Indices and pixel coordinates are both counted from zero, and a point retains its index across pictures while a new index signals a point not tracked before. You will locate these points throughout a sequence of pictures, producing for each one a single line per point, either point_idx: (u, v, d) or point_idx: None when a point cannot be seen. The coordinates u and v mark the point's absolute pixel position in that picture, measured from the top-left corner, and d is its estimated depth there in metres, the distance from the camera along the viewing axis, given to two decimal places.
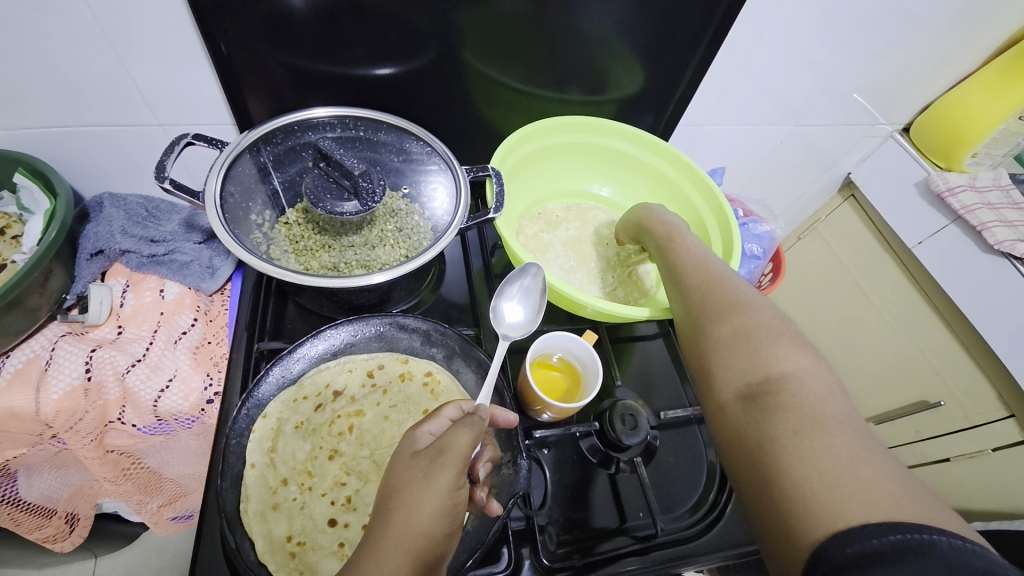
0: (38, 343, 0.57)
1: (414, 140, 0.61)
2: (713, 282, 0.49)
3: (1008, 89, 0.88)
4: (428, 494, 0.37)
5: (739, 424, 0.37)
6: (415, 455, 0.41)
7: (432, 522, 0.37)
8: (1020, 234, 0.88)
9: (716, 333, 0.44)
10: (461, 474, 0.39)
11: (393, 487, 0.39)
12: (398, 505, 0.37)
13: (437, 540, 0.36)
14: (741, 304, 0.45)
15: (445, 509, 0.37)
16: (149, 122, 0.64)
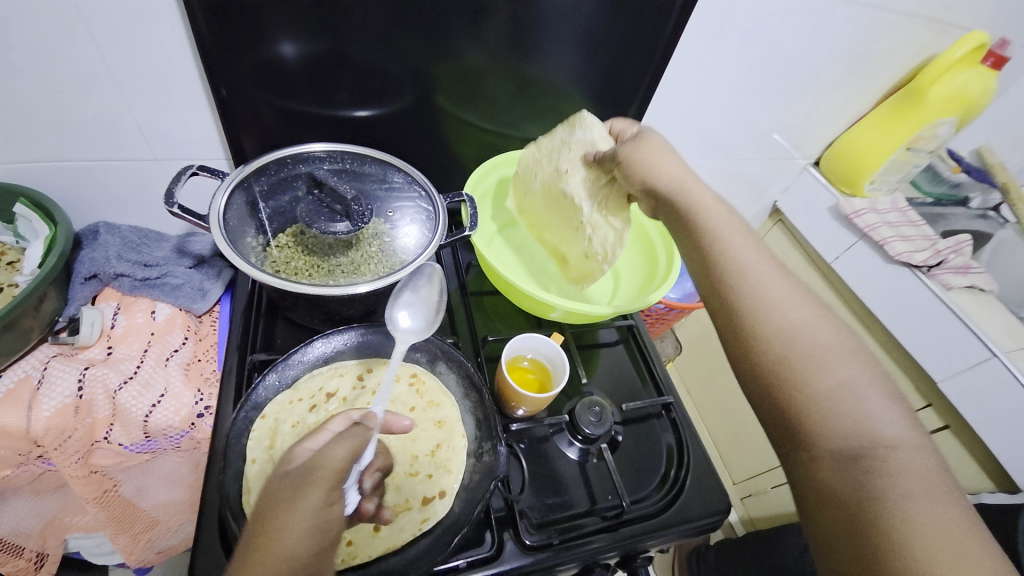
0: (29, 363, 0.59)
1: (397, 172, 0.69)
2: (748, 253, 0.48)
3: (895, 126, 1.06)
4: (298, 515, 0.37)
5: (838, 482, 0.35)
6: (297, 473, 0.40)
7: (302, 545, 0.36)
8: (915, 246, 1.04)
9: (747, 301, 0.45)
10: (334, 492, 0.40)
11: (265, 508, 0.38)
12: (267, 529, 0.37)
13: (308, 562, 0.36)
14: (779, 280, 0.46)
15: (319, 526, 0.38)
16: (145, 157, 0.69)
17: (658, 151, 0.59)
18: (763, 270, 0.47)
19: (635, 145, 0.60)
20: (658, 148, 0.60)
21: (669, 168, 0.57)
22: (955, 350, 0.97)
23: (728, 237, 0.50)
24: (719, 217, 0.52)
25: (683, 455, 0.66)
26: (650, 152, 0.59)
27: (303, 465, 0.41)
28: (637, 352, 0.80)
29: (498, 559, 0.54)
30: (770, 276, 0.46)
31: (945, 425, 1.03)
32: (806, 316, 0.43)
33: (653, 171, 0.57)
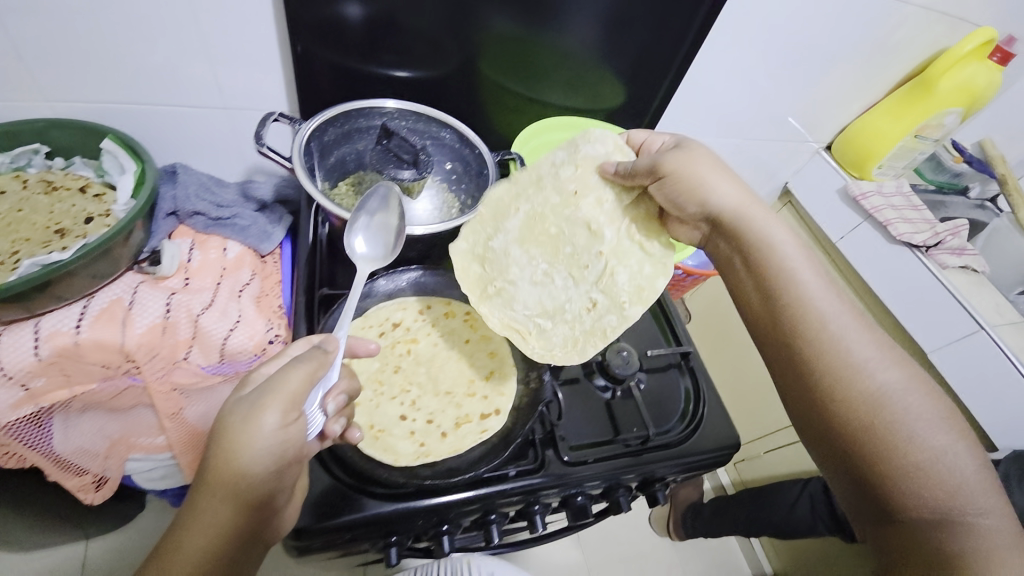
0: (119, 286, 0.65)
1: (449, 130, 0.74)
2: (832, 303, 0.52)
3: (905, 114, 1.12)
4: (261, 433, 0.43)
5: (913, 540, 0.43)
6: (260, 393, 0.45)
7: (264, 457, 0.43)
8: (915, 228, 1.12)
9: (833, 352, 0.49)
10: (289, 412, 0.45)
11: (228, 423, 0.44)
12: (225, 442, 0.43)
13: (267, 471, 0.44)
14: (859, 326, 0.51)
15: (281, 444, 0.44)
16: (216, 105, 0.74)
17: (712, 171, 0.58)
18: (841, 318, 0.51)
19: (689, 160, 0.58)
20: (716, 170, 0.58)
21: (732, 200, 0.58)
22: (944, 323, 1.05)
23: (815, 286, 0.53)
24: (807, 271, 0.54)
25: (700, 394, 0.75)
26: (708, 175, 0.58)
27: (263, 384, 0.46)
28: (660, 310, 0.87)
29: (541, 470, 0.62)
30: (850, 329, 0.50)
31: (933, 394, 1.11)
32: (879, 362, 0.48)
33: (706, 204, 0.57)
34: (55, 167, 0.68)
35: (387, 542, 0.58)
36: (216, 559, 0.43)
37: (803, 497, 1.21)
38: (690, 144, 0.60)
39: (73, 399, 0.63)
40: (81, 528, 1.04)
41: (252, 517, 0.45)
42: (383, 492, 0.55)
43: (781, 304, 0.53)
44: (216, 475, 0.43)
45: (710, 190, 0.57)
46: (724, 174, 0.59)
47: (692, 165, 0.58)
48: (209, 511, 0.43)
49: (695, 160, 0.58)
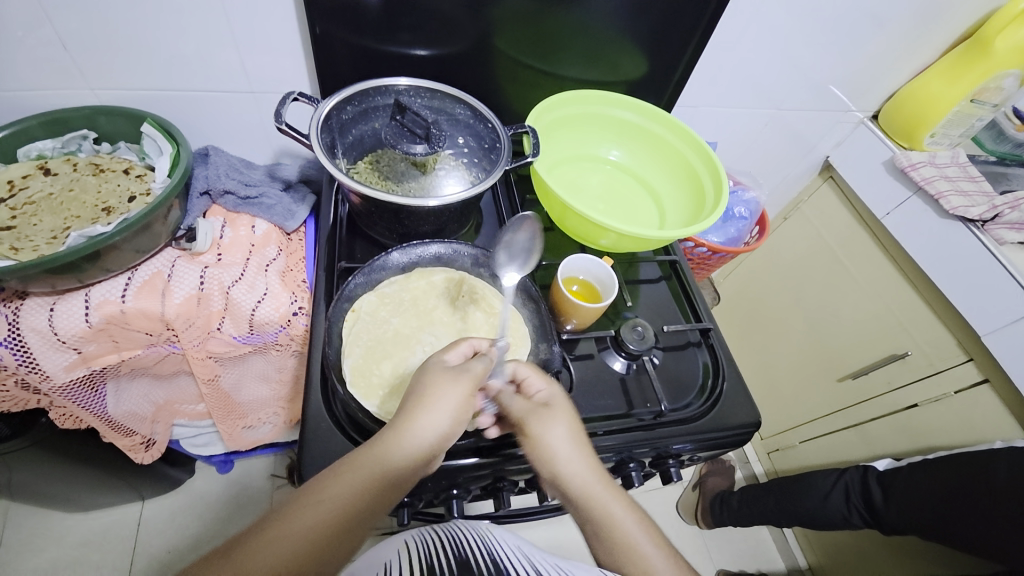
0: (160, 260, 0.70)
1: (463, 107, 0.75)
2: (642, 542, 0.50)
3: (960, 77, 1.03)
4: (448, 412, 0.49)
5: None
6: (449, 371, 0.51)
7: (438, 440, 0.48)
8: (972, 201, 1.03)
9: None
10: (468, 399, 0.50)
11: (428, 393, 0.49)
12: (410, 416, 0.47)
13: (422, 453, 0.47)
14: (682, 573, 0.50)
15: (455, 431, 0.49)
16: (244, 88, 0.78)
17: (562, 431, 0.54)
18: (669, 564, 0.50)
19: (542, 425, 0.54)
20: (564, 428, 0.54)
21: (572, 448, 0.54)
22: (1002, 303, 0.97)
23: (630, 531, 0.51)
24: (635, 526, 0.51)
25: (719, 368, 0.73)
26: (555, 443, 0.53)
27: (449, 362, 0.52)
28: (680, 287, 0.85)
29: None
30: (658, 553, 0.50)
31: (985, 379, 1.04)
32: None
33: (552, 459, 0.53)
34: (103, 151, 0.74)
35: (398, 503, 0.61)
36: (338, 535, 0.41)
37: (838, 487, 1.15)
38: (560, 399, 0.56)
39: (120, 362, 0.70)
40: (140, 487, 1.14)
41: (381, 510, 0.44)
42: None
43: (618, 552, 0.50)
44: (397, 444, 0.46)
45: (560, 459, 0.53)
46: (575, 430, 0.55)
47: (543, 437, 0.53)
48: (370, 479, 0.44)
49: (550, 418, 0.54)
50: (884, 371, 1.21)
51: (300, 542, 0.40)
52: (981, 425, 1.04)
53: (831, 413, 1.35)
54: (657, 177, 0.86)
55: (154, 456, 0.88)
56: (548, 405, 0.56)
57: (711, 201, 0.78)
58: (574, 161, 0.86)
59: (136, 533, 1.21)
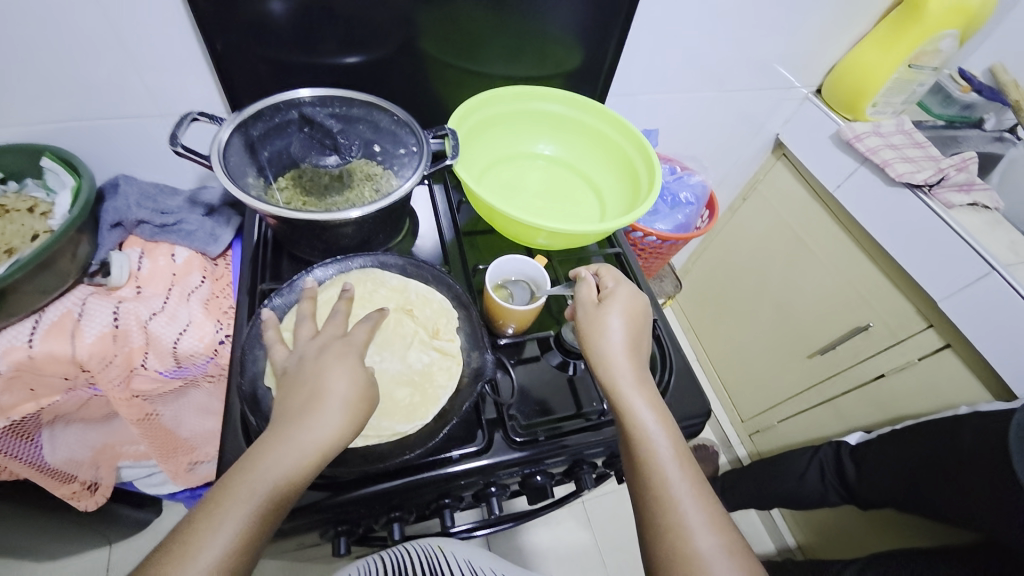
0: (71, 298, 0.66)
1: (384, 114, 0.71)
2: (659, 432, 0.50)
3: (895, 44, 1.01)
4: (322, 377, 0.48)
5: None
6: (332, 360, 0.50)
7: (328, 436, 0.45)
8: (917, 167, 1.02)
9: (660, 487, 0.47)
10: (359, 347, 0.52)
11: (311, 394, 0.47)
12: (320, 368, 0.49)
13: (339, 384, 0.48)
14: (691, 474, 0.48)
15: (318, 407, 0.46)
16: (153, 113, 0.74)
17: (619, 322, 0.56)
18: (667, 444, 0.49)
19: (597, 313, 0.57)
20: (621, 318, 0.57)
21: (622, 337, 0.55)
22: (955, 267, 0.96)
23: (648, 421, 0.50)
24: (647, 409, 0.51)
25: (666, 360, 0.71)
26: (610, 330, 0.55)
27: (337, 346, 0.51)
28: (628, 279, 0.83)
29: (487, 450, 0.60)
30: (658, 431, 0.50)
31: (946, 345, 1.03)
32: (704, 520, 0.45)
33: (599, 332, 0.56)
34: (9, 190, 0.68)
35: (333, 531, 0.59)
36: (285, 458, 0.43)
37: (813, 465, 1.14)
38: (626, 295, 0.58)
39: (40, 410, 0.67)
40: (103, 532, 1.10)
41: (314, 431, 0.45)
42: (319, 480, 0.55)
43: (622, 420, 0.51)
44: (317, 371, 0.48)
45: (607, 340, 0.55)
46: (631, 324, 0.57)
47: (602, 319, 0.56)
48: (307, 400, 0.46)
49: (614, 304, 0.57)
50: (850, 344, 1.20)
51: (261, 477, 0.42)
52: (947, 391, 1.04)
53: (805, 390, 1.34)
54: (595, 169, 0.84)
55: (103, 498, 0.86)
56: (612, 295, 0.59)
57: (646, 187, 0.77)
58: (509, 160, 0.84)
59: None
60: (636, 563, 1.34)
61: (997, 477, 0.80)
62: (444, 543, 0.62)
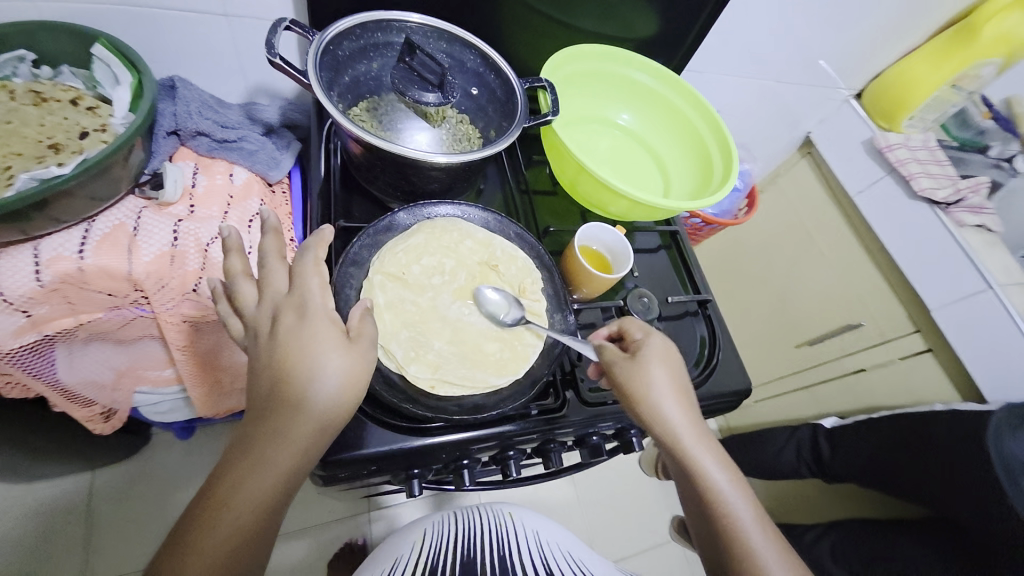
0: (121, 209, 0.60)
1: (474, 56, 0.68)
2: (739, 505, 0.49)
3: (942, 62, 1.06)
4: (275, 354, 0.42)
5: None
6: (291, 333, 0.42)
7: (318, 413, 0.42)
8: (938, 183, 1.10)
9: (748, 555, 0.47)
10: (316, 301, 0.44)
11: (274, 378, 0.41)
12: (276, 343, 0.42)
13: (302, 356, 0.42)
14: (774, 538, 0.48)
15: (287, 386, 0.41)
16: (216, 11, 0.65)
17: (662, 377, 0.54)
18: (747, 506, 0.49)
19: (638, 368, 0.54)
20: (666, 375, 0.55)
21: (675, 400, 0.53)
22: (956, 281, 1.05)
23: (727, 493, 0.50)
24: (714, 468, 0.51)
25: (716, 338, 0.76)
26: (662, 393, 0.53)
27: (291, 309, 0.43)
28: (680, 257, 0.86)
29: (561, 410, 0.60)
30: (732, 490, 0.50)
31: (928, 349, 1.14)
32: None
33: (643, 394, 0.53)
34: (43, 77, 0.58)
35: (408, 474, 0.59)
36: (266, 438, 0.40)
37: (790, 444, 1.27)
38: (660, 346, 0.57)
39: (78, 327, 0.60)
40: (92, 457, 1.05)
41: (287, 411, 0.41)
42: (407, 427, 0.53)
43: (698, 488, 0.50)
44: (274, 346, 0.42)
45: (654, 404, 0.53)
46: (670, 375, 0.55)
47: (649, 381, 0.54)
48: (277, 377, 0.41)
49: (653, 356, 0.56)
50: (839, 339, 1.31)
51: (246, 463, 0.40)
52: (918, 389, 1.16)
53: (787, 376, 1.46)
54: (666, 145, 0.83)
55: (117, 426, 0.81)
56: (643, 351, 0.56)
57: (720, 171, 0.77)
58: (583, 122, 0.82)
59: (88, 502, 1.10)
60: (615, 518, 1.45)
61: (965, 470, 0.91)
62: (512, 511, 0.71)
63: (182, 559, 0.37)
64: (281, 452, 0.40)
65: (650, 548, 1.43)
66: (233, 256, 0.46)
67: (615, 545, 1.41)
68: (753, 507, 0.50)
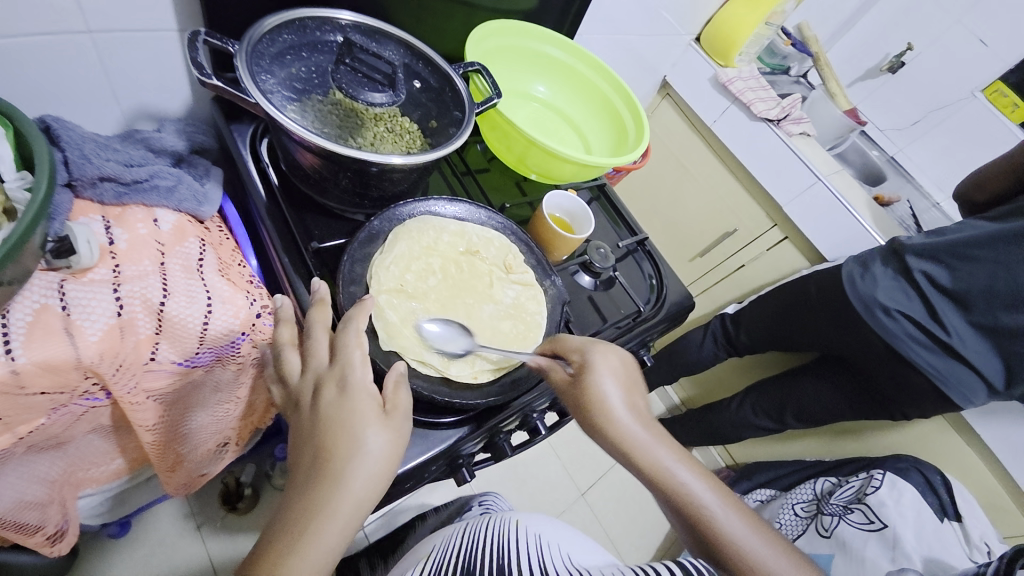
0: (34, 289, 0.48)
1: (399, 50, 0.66)
2: (712, 502, 0.50)
3: (756, 6, 1.31)
4: (315, 425, 0.40)
5: None
6: (333, 407, 0.41)
7: (361, 487, 0.39)
8: (769, 105, 1.38)
9: (713, 532, 0.49)
10: (359, 373, 0.42)
11: (318, 449, 0.39)
12: (319, 418, 0.40)
13: (342, 429, 0.40)
14: (747, 519, 0.51)
15: (325, 461, 0.39)
16: (75, 29, 0.52)
17: (614, 387, 0.53)
18: (707, 491, 0.51)
19: (595, 384, 0.52)
20: (615, 383, 0.53)
21: (627, 409, 0.52)
22: (798, 179, 1.34)
23: (696, 490, 0.51)
24: (677, 465, 0.51)
25: (661, 265, 0.86)
26: (615, 408, 0.52)
27: (332, 382, 0.42)
28: (610, 203, 0.93)
29: None
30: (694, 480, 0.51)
31: (785, 237, 1.45)
32: (765, 546, 0.49)
33: (605, 407, 0.52)
34: None
35: (456, 464, 0.61)
36: (303, 516, 0.37)
37: (706, 340, 1.51)
38: (617, 349, 0.55)
39: (16, 443, 0.51)
40: None
41: (325, 489, 0.38)
42: (426, 418, 0.56)
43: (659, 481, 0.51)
44: (317, 420, 0.40)
45: (613, 411, 0.51)
46: (623, 376, 0.54)
47: (601, 398, 0.52)
48: (316, 453, 0.39)
49: (603, 368, 0.53)
50: (722, 246, 1.57)
51: (286, 544, 0.37)
52: (784, 270, 1.47)
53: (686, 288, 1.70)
54: (581, 111, 0.91)
55: (73, 543, 0.68)
56: (588, 362, 0.53)
57: (633, 126, 0.88)
58: (507, 96, 0.85)
59: None
60: (584, 448, 1.59)
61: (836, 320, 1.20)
62: (522, 516, 0.55)
63: None
64: (322, 531, 0.37)
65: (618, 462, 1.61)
66: (281, 326, 0.48)
67: (590, 471, 1.56)
68: (707, 489, 0.51)
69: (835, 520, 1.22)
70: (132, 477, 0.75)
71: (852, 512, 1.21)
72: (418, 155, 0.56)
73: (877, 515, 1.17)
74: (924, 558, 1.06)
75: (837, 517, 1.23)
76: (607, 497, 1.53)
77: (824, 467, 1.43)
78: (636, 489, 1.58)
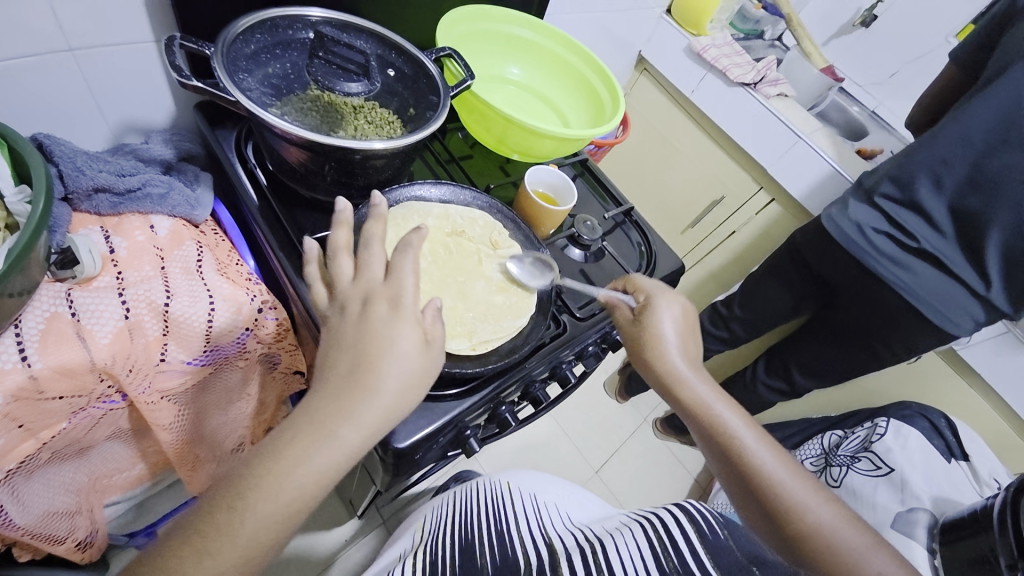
0: (43, 299, 0.51)
1: (369, 40, 0.68)
2: (764, 455, 0.51)
3: None
4: (357, 331, 0.42)
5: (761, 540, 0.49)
6: (380, 321, 0.42)
7: (388, 399, 0.40)
8: (745, 70, 1.39)
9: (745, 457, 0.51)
10: (416, 304, 0.44)
11: (359, 357, 0.41)
12: (372, 331, 0.41)
13: (383, 344, 0.41)
14: (788, 464, 0.50)
15: (357, 376, 0.40)
16: (57, 48, 0.54)
17: (670, 329, 0.59)
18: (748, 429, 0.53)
19: (653, 320, 0.59)
20: (672, 325, 0.59)
21: (680, 350, 0.58)
22: (779, 140, 1.36)
23: (747, 441, 0.52)
24: (718, 402, 0.54)
25: (648, 233, 0.88)
26: (666, 346, 0.58)
27: (381, 300, 0.43)
28: (593, 178, 0.95)
29: (565, 332, 0.69)
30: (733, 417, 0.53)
31: (772, 199, 1.46)
32: (806, 491, 0.48)
33: (659, 344, 0.58)
34: None
35: (464, 437, 0.64)
36: (332, 408, 0.39)
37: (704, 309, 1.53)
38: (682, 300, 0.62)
39: (40, 448, 0.53)
40: None
41: (354, 395, 0.39)
42: (431, 392, 0.58)
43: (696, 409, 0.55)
44: (368, 330, 0.42)
45: (663, 344, 0.58)
46: (683, 327, 0.60)
47: (655, 336, 0.58)
48: (359, 358, 0.40)
49: (663, 312, 0.59)
50: (711, 216, 1.58)
51: (312, 444, 0.38)
52: (773, 232, 1.48)
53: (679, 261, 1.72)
54: (557, 89, 0.92)
55: (101, 548, 0.70)
56: (649, 304, 0.60)
57: (608, 99, 0.89)
58: (483, 80, 0.87)
59: None
60: (594, 427, 1.62)
61: (831, 277, 1.23)
62: (511, 480, 0.64)
63: (231, 525, 0.36)
64: (341, 432, 0.38)
65: (628, 437, 1.64)
66: (339, 232, 0.50)
67: (602, 448, 1.59)
68: (745, 425, 0.53)
69: (844, 470, 1.25)
70: (155, 482, 0.77)
71: (860, 460, 1.24)
72: (397, 138, 0.58)
73: (885, 460, 1.19)
74: (934, 497, 1.08)
75: (845, 467, 1.25)
76: (621, 472, 1.56)
77: (831, 421, 1.45)
78: (648, 462, 1.61)
